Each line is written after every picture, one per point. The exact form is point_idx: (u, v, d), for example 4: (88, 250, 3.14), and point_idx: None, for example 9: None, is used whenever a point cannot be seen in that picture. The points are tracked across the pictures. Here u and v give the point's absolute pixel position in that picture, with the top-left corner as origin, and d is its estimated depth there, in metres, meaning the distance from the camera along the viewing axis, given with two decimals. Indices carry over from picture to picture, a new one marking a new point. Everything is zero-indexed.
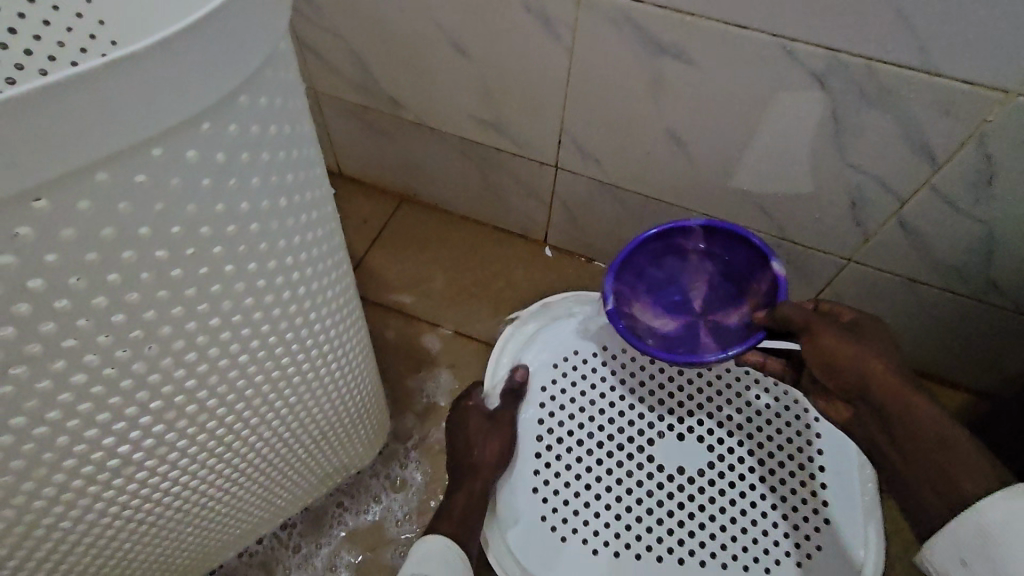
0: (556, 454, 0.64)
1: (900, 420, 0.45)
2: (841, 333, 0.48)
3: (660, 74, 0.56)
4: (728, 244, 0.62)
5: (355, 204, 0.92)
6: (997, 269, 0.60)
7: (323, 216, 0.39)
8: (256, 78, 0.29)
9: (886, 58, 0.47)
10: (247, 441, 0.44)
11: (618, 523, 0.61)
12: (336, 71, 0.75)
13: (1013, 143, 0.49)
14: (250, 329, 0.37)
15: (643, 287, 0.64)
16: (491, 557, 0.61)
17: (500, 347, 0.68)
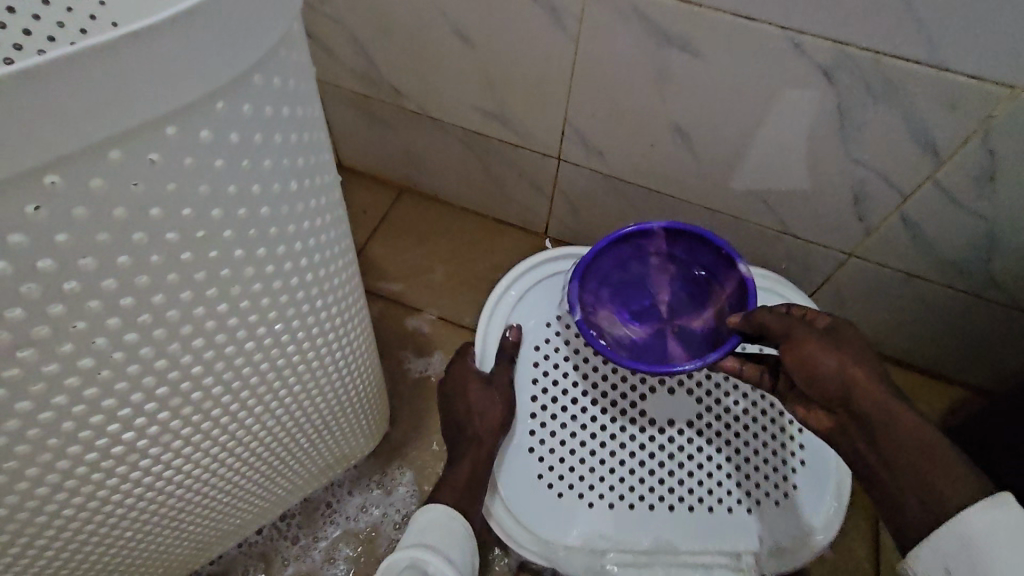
0: (550, 413, 0.62)
1: (882, 426, 0.45)
2: (819, 337, 0.47)
3: (664, 66, 0.56)
4: (690, 248, 0.61)
5: (357, 194, 0.92)
6: (997, 266, 0.60)
7: (331, 204, 0.39)
8: (269, 58, 0.28)
9: (893, 52, 0.47)
10: (252, 430, 0.45)
11: (612, 476, 0.61)
12: (338, 60, 0.74)
13: (1018, 139, 0.49)
14: (258, 316, 0.36)
15: (608, 292, 0.62)
16: (492, 523, 0.59)
17: (489, 310, 0.62)
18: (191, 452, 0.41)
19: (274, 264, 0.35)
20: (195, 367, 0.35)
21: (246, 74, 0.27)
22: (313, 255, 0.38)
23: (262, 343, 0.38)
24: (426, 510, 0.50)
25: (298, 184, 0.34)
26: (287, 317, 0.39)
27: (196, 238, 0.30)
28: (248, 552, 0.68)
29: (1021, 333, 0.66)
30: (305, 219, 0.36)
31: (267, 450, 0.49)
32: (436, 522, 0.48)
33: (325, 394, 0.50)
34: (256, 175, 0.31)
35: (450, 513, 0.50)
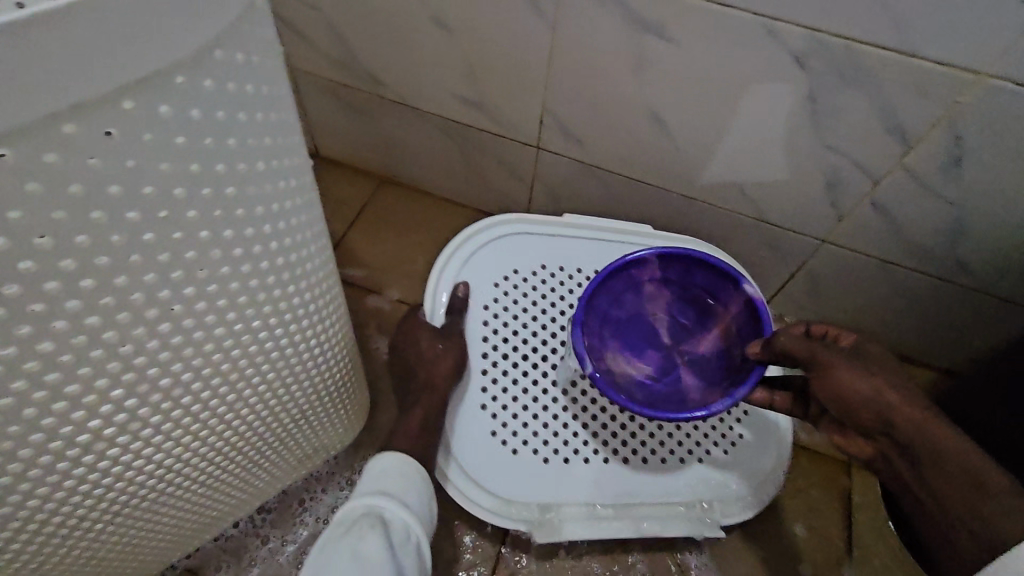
0: (502, 370, 0.62)
1: (928, 456, 0.43)
2: (849, 362, 0.48)
3: (642, 52, 0.56)
4: (684, 271, 0.63)
5: (335, 184, 0.91)
6: (965, 250, 0.61)
7: (302, 188, 0.38)
8: (231, 33, 0.28)
9: (865, 39, 0.47)
10: (225, 419, 0.44)
11: (566, 431, 0.61)
12: (315, 48, 0.73)
13: (983, 125, 0.50)
14: (227, 300, 0.36)
15: (610, 330, 0.63)
16: (445, 482, 0.58)
17: (438, 268, 0.63)
18: (161, 441, 0.40)
19: (243, 247, 0.35)
20: (162, 353, 0.35)
21: (207, 49, 0.27)
22: (284, 239, 0.38)
23: (232, 329, 0.38)
24: (377, 459, 0.49)
25: (266, 165, 0.34)
26: (257, 302, 0.38)
27: (159, 218, 0.29)
28: (225, 547, 0.66)
29: (987, 316, 0.68)
30: (274, 202, 0.35)
31: (241, 438, 0.48)
32: (388, 471, 0.47)
33: (300, 381, 0.49)
34: (221, 154, 0.30)
35: (402, 458, 0.49)
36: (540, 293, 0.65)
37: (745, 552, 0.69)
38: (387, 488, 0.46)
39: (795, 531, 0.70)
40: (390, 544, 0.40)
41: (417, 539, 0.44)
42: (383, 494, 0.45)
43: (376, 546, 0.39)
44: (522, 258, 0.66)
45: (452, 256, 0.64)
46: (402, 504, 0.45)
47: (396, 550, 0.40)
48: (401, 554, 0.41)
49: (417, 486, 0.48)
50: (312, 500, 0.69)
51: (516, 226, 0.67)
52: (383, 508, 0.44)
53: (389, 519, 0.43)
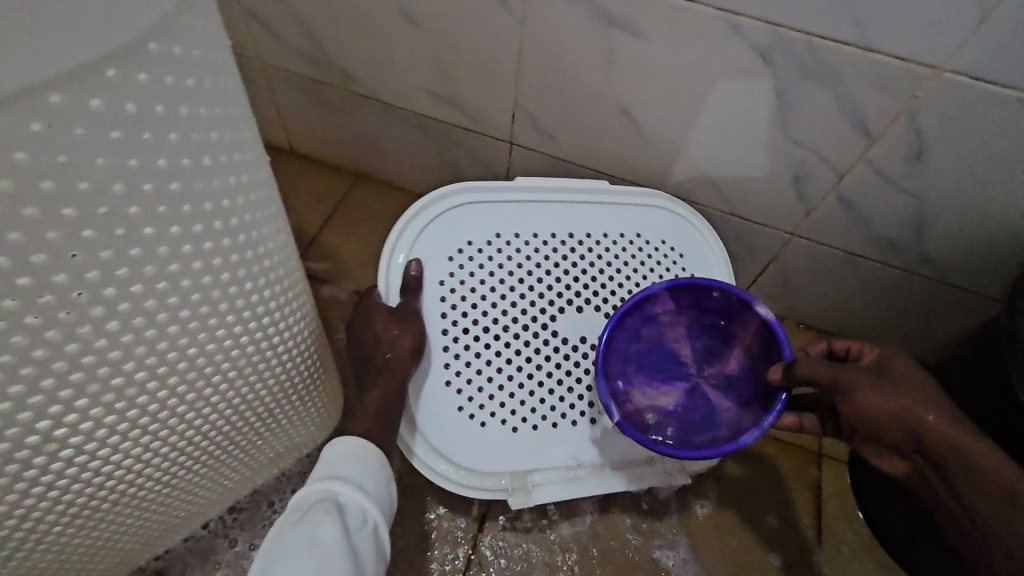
0: (463, 344, 0.61)
1: (967, 478, 0.44)
2: (871, 381, 0.47)
3: (609, 47, 0.56)
4: (697, 297, 0.61)
5: (310, 181, 0.90)
6: (928, 243, 0.63)
7: (256, 180, 0.39)
8: (165, 26, 0.28)
9: (825, 34, 0.48)
10: (187, 419, 0.44)
11: (533, 399, 0.61)
12: (284, 42, 0.72)
13: (941, 119, 0.51)
14: (179, 298, 0.36)
15: (632, 367, 0.61)
16: (417, 462, 0.61)
17: (388, 249, 0.62)
18: (120, 443, 0.40)
19: (192, 243, 0.35)
20: (112, 351, 0.34)
21: (139, 40, 0.27)
22: (239, 234, 0.38)
23: (187, 327, 0.38)
24: (334, 442, 0.49)
25: (212, 161, 0.34)
26: (212, 300, 0.38)
27: (97, 215, 0.29)
28: (195, 548, 0.66)
29: (953, 308, 0.69)
30: (224, 197, 0.36)
31: (205, 438, 0.48)
32: (344, 456, 0.47)
33: (263, 379, 0.48)
34: (161, 149, 0.31)
35: (359, 441, 0.49)
36: (497, 262, 0.63)
37: (717, 543, 0.70)
38: (342, 472, 0.45)
39: (767, 520, 0.71)
40: (345, 530, 0.41)
41: (373, 521, 0.44)
42: (337, 479, 0.45)
43: (331, 533, 0.39)
44: (476, 228, 0.65)
45: (402, 235, 0.63)
46: (358, 487, 0.45)
47: (351, 535, 0.41)
48: (357, 538, 0.42)
49: (375, 469, 0.48)
50: (284, 499, 0.68)
51: (465, 197, 0.65)
52: (337, 492, 0.44)
53: (344, 503, 0.43)
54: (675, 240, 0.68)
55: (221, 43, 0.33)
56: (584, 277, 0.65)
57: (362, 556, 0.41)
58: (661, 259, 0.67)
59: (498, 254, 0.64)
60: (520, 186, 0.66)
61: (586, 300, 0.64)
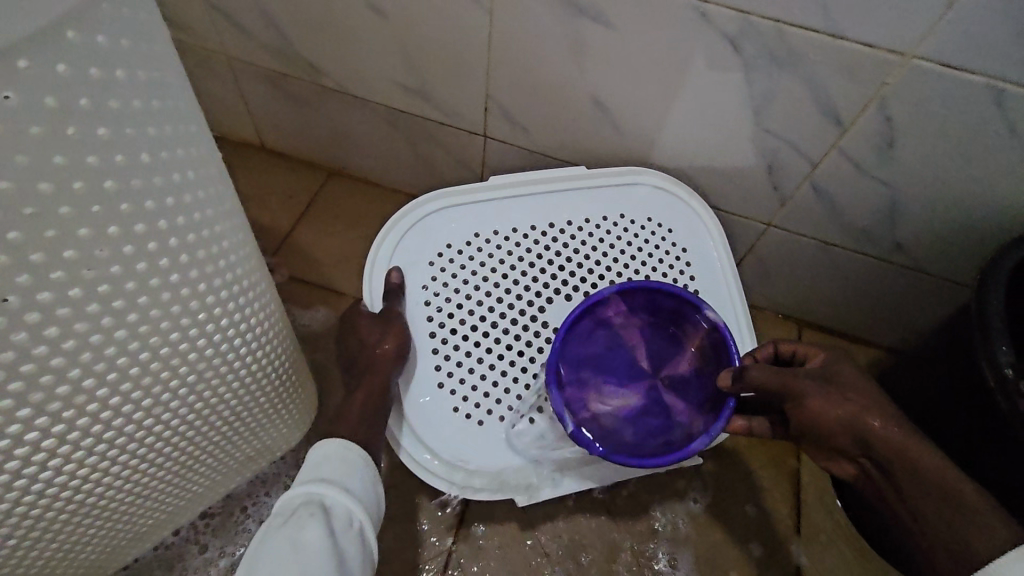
0: (453, 345, 0.60)
1: (909, 481, 0.44)
2: (814, 386, 0.48)
3: (579, 36, 0.55)
4: (648, 299, 0.60)
5: (282, 177, 0.88)
6: (901, 231, 0.63)
7: (204, 178, 0.38)
8: (83, 11, 0.27)
9: (792, 21, 0.47)
10: (148, 426, 0.42)
11: (530, 393, 0.59)
12: (249, 36, 0.70)
13: (909, 107, 0.51)
14: (124, 301, 0.35)
15: (587, 373, 0.60)
16: (406, 459, 0.59)
17: (369, 262, 0.62)
18: (72, 454, 0.38)
19: (134, 244, 0.34)
20: (54, 359, 0.33)
21: (56, 27, 0.26)
22: (189, 233, 0.37)
23: (137, 332, 0.37)
24: (321, 444, 0.47)
25: (151, 157, 0.33)
26: (162, 303, 0.37)
27: (23, 215, 0.28)
28: (165, 556, 0.64)
29: (927, 297, 0.69)
30: (169, 194, 0.35)
31: (168, 445, 0.46)
32: (328, 457, 0.46)
33: (227, 383, 0.47)
34: (91, 145, 0.30)
35: (343, 442, 0.48)
36: (479, 261, 0.63)
37: (695, 535, 0.70)
38: (328, 475, 0.44)
39: (746, 510, 0.72)
40: (331, 536, 0.39)
41: (360, 524, 0.43)
42: (324, 482, 0.43)
43: (316, 540, 0.38)
44: (455, 231, 0.64)
45: (381, 249, 0.62)
46: (344, 490, 0.44)
47: (336, 540, 0.40)
48: (343, 543, 0.40)
49: (362, 471, 0.46)
50: (257, 503, 0.67)
51: (441, 200, 0.64)
52: (323, 495, 0.42)
53: (330, 507, 0.42)
54: (660, 218, 0.66)
55: (153, 33, 0.32)
56: (569, 264, 0.63)
57: (347, 561, 0.40)
58: (648, 238, 0.65)
59: (479, 253, 0.63)
60: (495, 184, 0.65)
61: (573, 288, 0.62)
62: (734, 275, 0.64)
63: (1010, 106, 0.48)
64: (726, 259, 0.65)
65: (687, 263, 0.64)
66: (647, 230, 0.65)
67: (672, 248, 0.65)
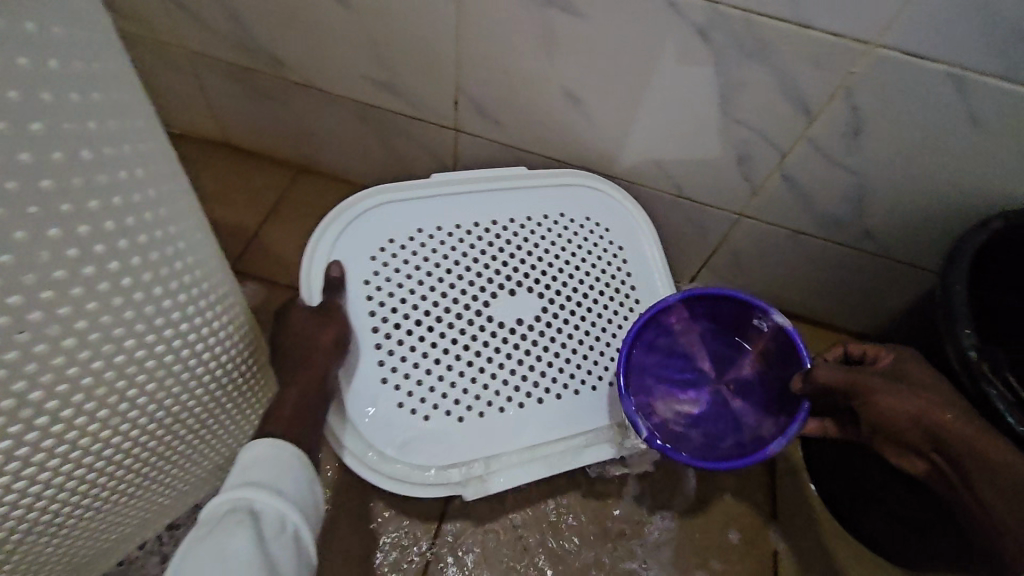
0: (396, 340, 0.59)
1: (980, 474, 0.46)
2: (886, 385, 0.49)
3: (550, 27, 0.54)
4: (710, 305, 0.61)
5: (247, 175, 0.86)
6: (869, 219, 0.64)
7: (155, 175, 0.36)
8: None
9: (761, 10, 0.47)
10: (106, 438, 0.41)
11: (475, 386, 0.59)
12: (209, 27, 0.67)
13: (877, 95, 0.51)
14: (72, 307, 0.33)
15: (652, 378, 0.62)
16: (349, 460, 0.58)
17: (307, 255, 0.60)
18: (23, 471, 0.36)
19: (79, 246, 0.32)
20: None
21: None
22: (139, 234, 0.36)
23: (87, 339, 0.35)
24: (247, 446, 0.46)
25: (94, 155, 0.31)
26: (115, 308, 0.36)
27: None
28: (131, 569, 0.62)
29: (894, 283, 0.71)
30: (115, 194, 0.33)
31: (129, 457, 0.44)
32: (258, 459, 0.44)
33: (189, 390, 0.46)
34: (24, 141, 0.28)
35: (275, 443, 0.46)
36: (422, 256, 0.62)
37: (676, 526, 0.70)
38: (254, 478, 0.42)
39: (725, 498, 0.72)
40: (260, 540, 0.38)
41: (293, 525, 0.42)
42: (253, 485, 0.42)
43: (243, 547, 0.37)
44: (397, 225, 0.63)
45: (320, 241, 0.61)
46: (274, 491, 0.42)
47: (266, 544, 0.39)
48: (274, 547, 0.39)
49: (294, 469, 0.45)
50: None
51: (382, 195, 0.63)
52: (251, 499, 0.41)
53: (260, 511, 0.41)
54: (599, 217, 0.68)
55: (90, 19, 0.30)
56: (513, 260, 0.63)
57: (280, 564, 0.39)
58: (588, 236, 0.66)
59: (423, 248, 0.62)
60: (438, 182, 0.65)
61: (518, 282, 0.62)
62: (665, 271, 0.67)
63: (971, 93, 0.49)
64: (657, 259, 0.68)
65: (624, 259, 0.67)
66: (587, 228, 0.67)
67: (610, 246, 0.67)
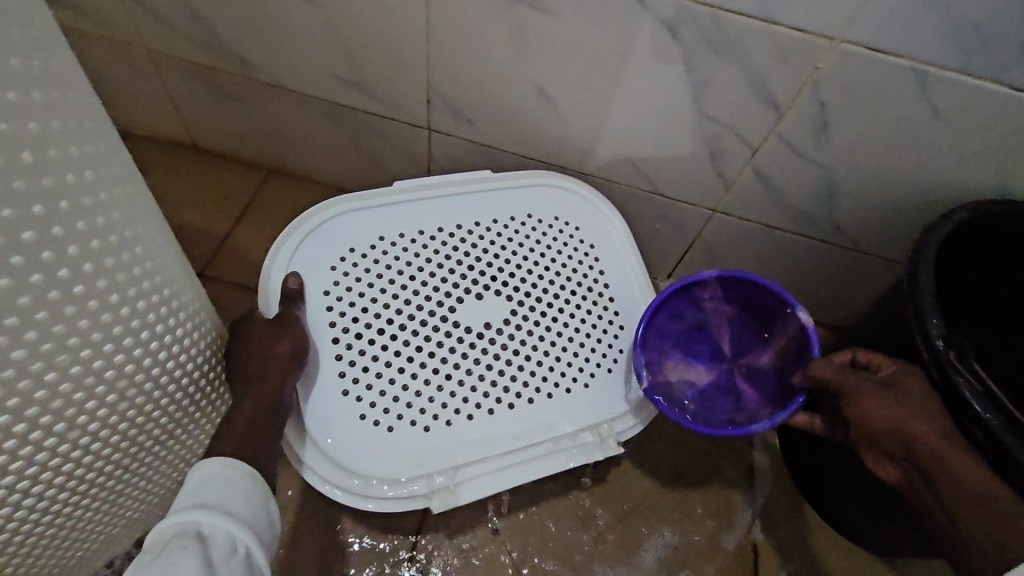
0: (357, 350, 0.59)
1: (945, 483, 0.48)
2: (876, 391, 0.52)
3: (520, 24, 0.54)
4: (744, 292, 0.66)
5: (216, 180, 0.84)
6: (840, 213, 0.65)
7: (105, 178, 0.37)
8: None
9: (729, 7, 0.48)
10: (67, 454, 0.40)
11: (442, 393, 0.59)
12: (171, 25, 0.65)
13: (842, 91, 0.52)
14: (23, 318, 0.33)
15: (671, 345, 0.68)
16: (309, 478, 0.57)
17: (264, 266, 0.60)
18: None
19: (26, 255, 0.32)
20: None
21: None
22: (92, 240, 0.36)
23: (42, 350, 0.35)
24: (196, 467, 0.45)
25: (35, 156, 0.31)
26: (67, 318, 0.35)
27: None
28: None
29: (867, 277, 0.72)
30: (62, 198, 0.33)
31: (92, 472, 0.43)
32: (207, 481, 0.44)
33: (152, 401, 0.45)
34: None
35: (227, 464, 0.46)
36: (385, 263, 0.63)
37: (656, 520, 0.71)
38: (203, 499, 0.42)
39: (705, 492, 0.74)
40: (209, 563, 0.37)
41: (245, 548, 0.41)
42: (202, 508, 0.41)
43: (192, 569, 0.36)
44: (358, 235, 0.64)
45: (278, 253, 0.61)
46: (223, 512, 0.42)
47: (218, 566, 0.38)
48: (226, 570, 0.38)
49: (244, 487, 0.45)
50: None
51: (342, 204, 0.64)
52: (200, 522, 0.40)
53: (209, 534, 0.40)
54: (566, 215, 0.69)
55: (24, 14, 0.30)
56: (478, 264, 0.64)
57: None
58: (557, 235, 0.67)
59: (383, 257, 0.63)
60: (398, 189, 0.66)
61: (484, 286, 0.63)
62: (640, 265, 0.68)
63: (931, 89, 0.50)
64: (630, 254, 0.68)
65: (596, 258, 0.67)
66: (554, 229, 0.68)
67: (581, 245, 0.68)
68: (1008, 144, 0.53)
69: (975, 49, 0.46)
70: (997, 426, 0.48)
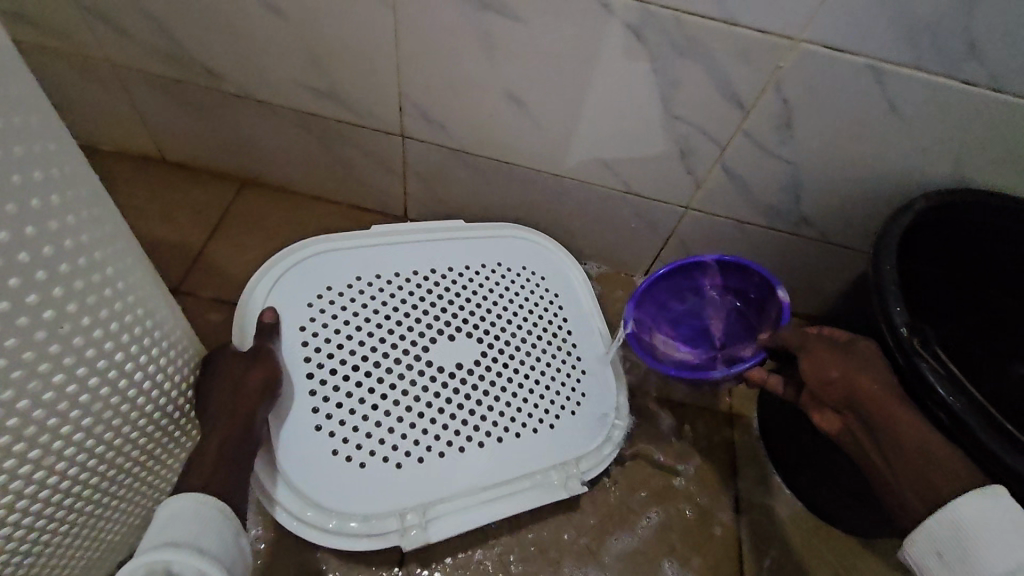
0: (331, 387, 0.67)
1: (886, 430, 0.57)
2: (832, 348, 0.61)
3: (489, 31, 0.59)
4: (741, 283, 0.78)
5: (190, 193, 0.88)
6: (807, 205, 0.72)
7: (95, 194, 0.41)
8: None
9: (691, 10, 0.54)
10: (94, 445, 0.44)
11: (411, 428, 0.67)
12: (140, 42, 0.70)
13: (801, 89, 0.59)
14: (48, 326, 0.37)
15: (668, 318, 0.81)
16: (280, 517, 0.63)
17: (245, 300, 0.69)
18: (3, 462, 0.37)
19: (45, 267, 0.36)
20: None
21: None
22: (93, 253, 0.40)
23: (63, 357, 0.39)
24: (167, 504, 0.49)
25: (44, 175, 0.36)
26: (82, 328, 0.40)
27: None
28: None
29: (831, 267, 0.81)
30: (68, 213, 0.38)
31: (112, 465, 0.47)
32: (179, 517, 0.48)
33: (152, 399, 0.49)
34: None
35: (203, 499, 0.50)
36: (358, 303, 0.72)
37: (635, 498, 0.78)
38: (175, 536, 0.46)
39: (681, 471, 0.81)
40: None
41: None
42: (174, 546, 0.45)
43: None
44: (334, 275, 0.73)
45: (258, 286, 0.70)
46: (195, 548, 0.46)
47: None
48: None
49: (214, 521, 0.49)
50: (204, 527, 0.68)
51: (324, 247, 0.74)
52: (170, 559, 0.44)
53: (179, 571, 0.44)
54: (531, 266, 0.81)
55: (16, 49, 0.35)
56: (450, 308, 0.75)
57: None
58: (522, 281, 0.79)
59: (360, 295, 0.73)
60: (376, 236, 0.77)
61: (455, 329, 0.73)
62: (597, 317, 0.81)
63: (887, 82, 0.57)
64: (587, 302, 0.82)
65: (558, 306, 0.80)
66: (520, 279, 0.80)
67: (545, 293, 0.80)
68: (947, 135, 0.61)
69: (906, 41, 0.53)
70: (961, 410, 0.53)
